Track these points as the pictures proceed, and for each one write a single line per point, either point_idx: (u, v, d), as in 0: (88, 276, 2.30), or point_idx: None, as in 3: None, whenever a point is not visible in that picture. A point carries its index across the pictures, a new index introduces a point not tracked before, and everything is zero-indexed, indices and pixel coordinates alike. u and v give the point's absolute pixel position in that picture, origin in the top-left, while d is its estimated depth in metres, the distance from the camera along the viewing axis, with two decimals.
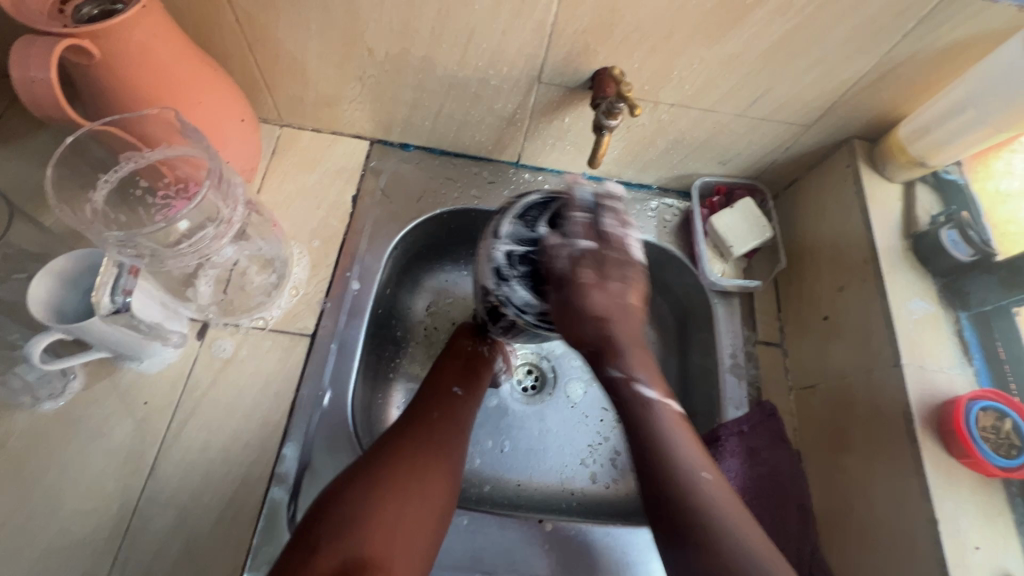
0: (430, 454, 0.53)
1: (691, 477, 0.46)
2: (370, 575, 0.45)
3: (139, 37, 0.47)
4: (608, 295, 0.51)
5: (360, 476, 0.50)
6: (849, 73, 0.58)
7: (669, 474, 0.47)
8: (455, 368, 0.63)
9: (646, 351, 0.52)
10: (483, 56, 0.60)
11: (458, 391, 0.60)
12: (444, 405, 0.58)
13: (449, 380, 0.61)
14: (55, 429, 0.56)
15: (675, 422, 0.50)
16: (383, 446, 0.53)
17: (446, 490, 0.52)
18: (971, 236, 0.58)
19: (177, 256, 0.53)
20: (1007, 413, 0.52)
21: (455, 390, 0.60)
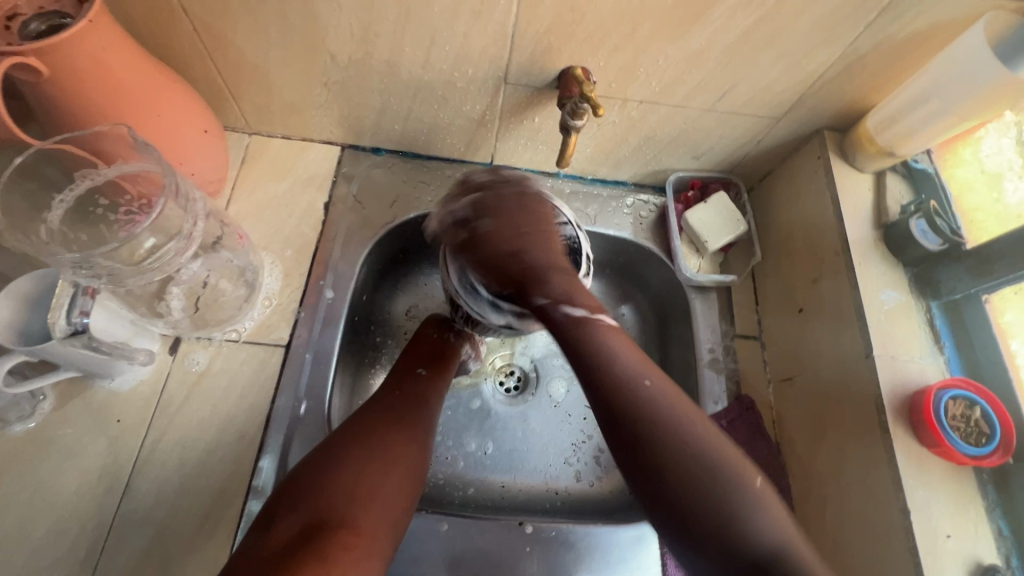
0: (395, 426, 0.54)
1: (630, 381, 0.45)
2: (332, 533, 0.45)
3: (89, 52, 0.47)
4: (536, 246, 0.58)
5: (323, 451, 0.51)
6: (815, 66, 0.57)
7: (603, 372, 0.46)
8: (420, 352, 0.64)
9: (571, 282, 0.54)
10: (447, 59, 0.60)
11: (423, 371, 0.62)
12: (412, 385, 0.59)
13: (414, 362, 0.63)
14: (26, 450, 0.56)
15: (600, 323, 0.49)
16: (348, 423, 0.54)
17: (411, 458, 0.53)
18: (939, 225, 0.59)
19: (138, 274, 0.52)
20: (977, 401, 0.52)
21: (419, 369, 0.62)
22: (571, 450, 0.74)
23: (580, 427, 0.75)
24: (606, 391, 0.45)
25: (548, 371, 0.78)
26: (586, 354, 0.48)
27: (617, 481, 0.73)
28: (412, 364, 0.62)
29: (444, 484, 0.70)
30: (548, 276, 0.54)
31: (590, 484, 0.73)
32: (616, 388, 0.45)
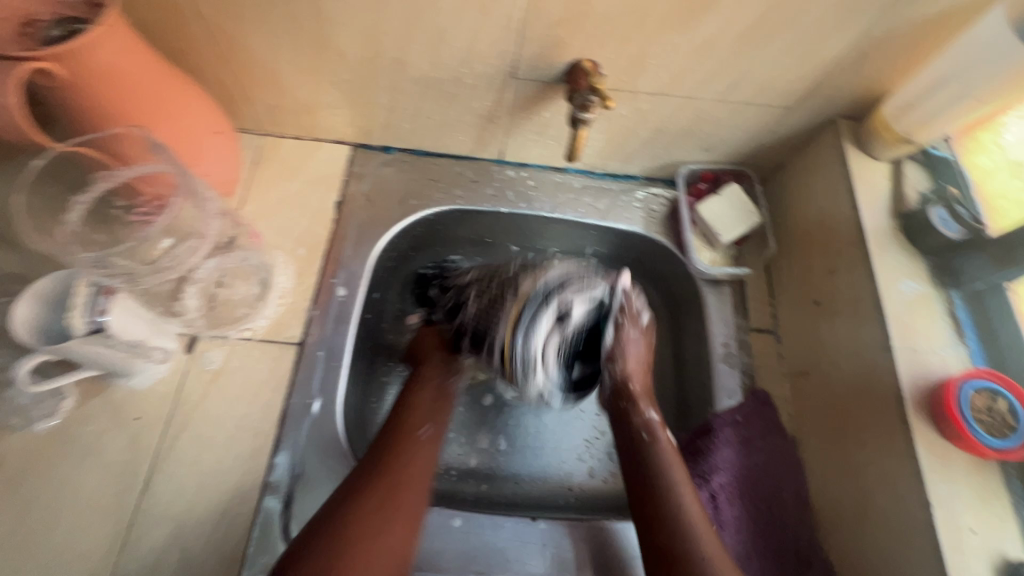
0: (390, 500, 0.50)
1: (674, 494, 0.54)
2: None
3: (106, 56, 0.47)
4: (626, 340, 0.65)
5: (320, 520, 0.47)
6: (830, 53, 0.56)
7: (656, 484, 0.55)
8: (422, 407, 0.60)
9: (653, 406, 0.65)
10: (455, 55, 0.60)
11: (425, 434, 0.57)
12: (413, 450, 0.55)
13: (419, 419, 0.58)
14: (50, 447, 0.57)
15: (670, 451, 0.59)
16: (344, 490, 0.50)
17: (399, 537, 0.49)
18: (960, 213, 0.58)
19: (155, 272, 0.56)
20: (1001, 393, 0.51)
21: (423, 433, 0.57)
22: (585, 446, 0.74)
23: (593, 424, 0.75)
24: (654, 495, 0.54)
25: None
26: (648, 463, 0.58)
27: None
28: (416, 424, 0.57)
29: (456, 481, 0.70)
30: (644, 398, 0.64)
31: (604, 480, 0.72)
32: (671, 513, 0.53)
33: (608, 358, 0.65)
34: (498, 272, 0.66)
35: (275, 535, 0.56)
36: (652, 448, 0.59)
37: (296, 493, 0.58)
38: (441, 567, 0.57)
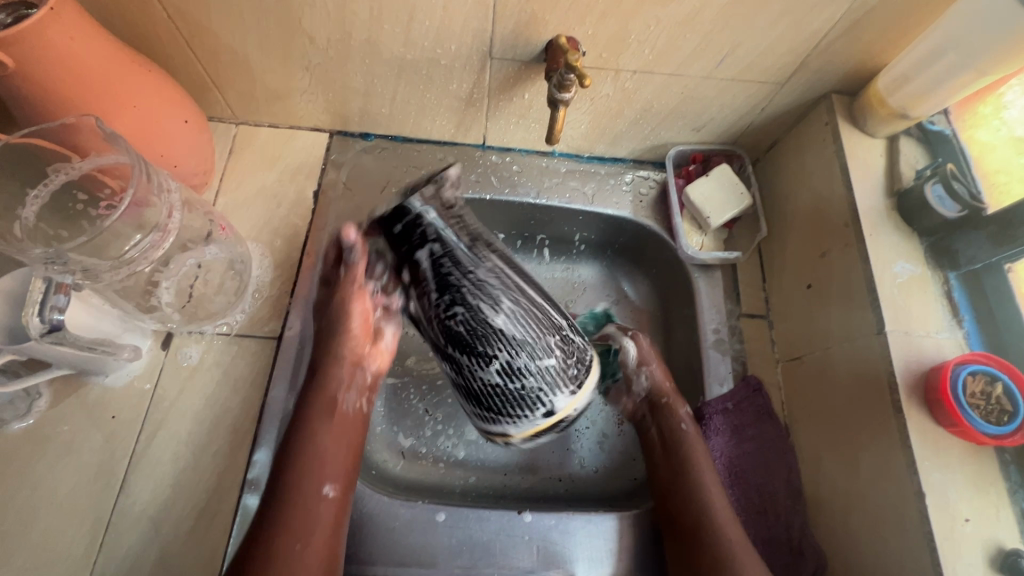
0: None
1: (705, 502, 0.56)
2: None
3: (57, 43, 0.46)
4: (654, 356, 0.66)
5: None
6: (820, 25, 0.53)
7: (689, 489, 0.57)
8: (327, 453, 0.54)
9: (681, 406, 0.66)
10: (428, 34, 0.57)
11: (331, 492, 0.53)
12: (317, 515, 0.51)
13: (324, 473, 0.53)
14: (24, 448, 0.56)
15: (697, 437, 0.61)
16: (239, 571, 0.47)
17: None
18: (957, 190, 0.54)
19: (114, 270, 0.50)
20: (999, 376, 0.49)
21: (330, 489, 0.53)
22: (575, 437, 0.72)
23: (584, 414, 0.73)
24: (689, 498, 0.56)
25: None
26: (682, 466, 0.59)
27: (622, 466, 0.71)
28: (320, 481, 0.53)
29: (444, 474, 0.69)
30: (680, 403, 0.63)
31: (595, 470, 0.71)
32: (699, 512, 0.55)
33: (634, 373, 0.65)
34: (533, 351, 0.50)
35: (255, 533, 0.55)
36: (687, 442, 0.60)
37: None
38: (424, 562, 0.56)
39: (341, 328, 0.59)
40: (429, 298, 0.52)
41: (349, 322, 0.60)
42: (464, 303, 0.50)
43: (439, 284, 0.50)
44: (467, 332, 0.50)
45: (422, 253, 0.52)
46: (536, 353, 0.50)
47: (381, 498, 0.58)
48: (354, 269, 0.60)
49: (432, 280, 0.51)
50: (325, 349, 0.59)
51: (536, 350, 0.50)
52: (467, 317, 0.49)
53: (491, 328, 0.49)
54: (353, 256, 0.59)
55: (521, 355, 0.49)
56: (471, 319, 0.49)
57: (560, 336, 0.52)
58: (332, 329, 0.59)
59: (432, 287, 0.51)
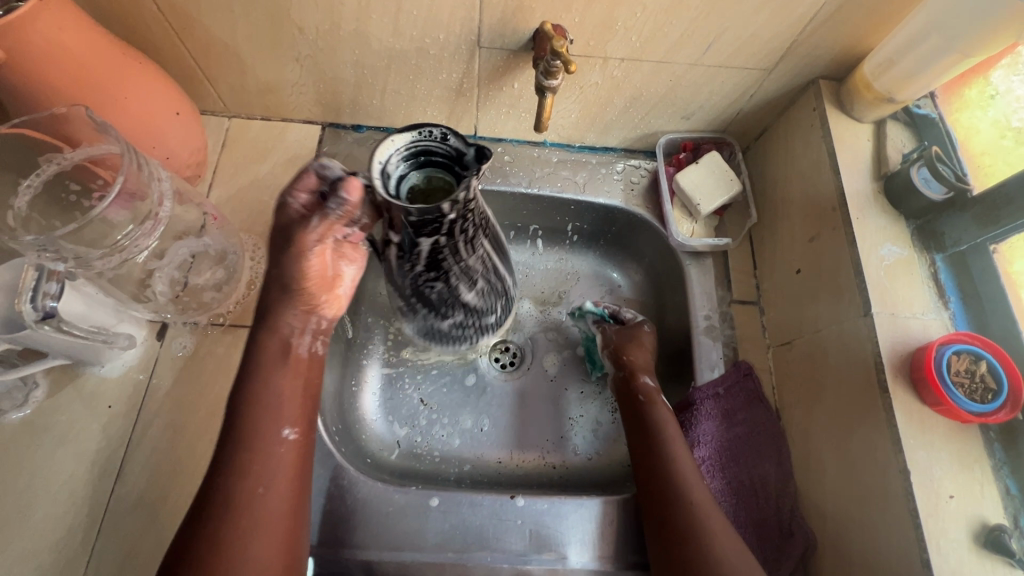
0: (260, 527, 0.45)
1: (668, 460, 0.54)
2: None
3: (46, 33, 0.46)
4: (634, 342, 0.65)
5: (189, 553, 0.43)
6: (804, 10, 0.54)
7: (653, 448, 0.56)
8: (285, 399, 0.50)
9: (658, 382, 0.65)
10: (416, 24, 0.58)
11: (291, 434, 0.49)
12: (276, 462, 0.47)
13: (279, 419, 0.49)
14: (22, 438, 0.56)
15: (658, 402, 0.60)
16: (201, 530, 0.44)
17: (278, 554, 0.45)
18: (943, 171, 0.55)
19: (106, 257, 0.51)
20: (983, 355, 0.49)
21: (290, 433, 0.49)
22: (569, 424, 0.73)
23: (577, 401, 0.74)
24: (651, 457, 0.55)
25: (544, 344, 0.76)
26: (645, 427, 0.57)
27: (616, 453, 0.71)
28: (277, 426, 0.48)
29: (439, 461, 0.69)
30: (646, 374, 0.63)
31: (588, 457, 0.71)
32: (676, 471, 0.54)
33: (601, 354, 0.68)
34: (482, 314, 0.58)
35: None
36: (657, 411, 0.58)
37: None
38: (418, 546, 0.57)
39: (295, 275, 0.51)
40: (409, 264, 0.48)
41: (303, 266, 0.50)
42: (446, 281, 0.51)
43: (429, 266, 0.48)
44: (438, 298, 0.53)
45: (426, 244, 0.44)
46: (484, 314, 0.59)
47: (375, 484, 0.59)
48: (332, 224, 0.49)
49: (424, 260, 0.47)
50: (278, 293, 0.52)
51: (485, 315, 0.59)
52: (443, 291, 0.51)
53: (458, 301, 0.54)
54: (333, 206, 0.48)
55: (471, 316, 0.58)
56: (445, 293, 0.52)
57: (503, 300, 0.61)
58: (287, 272, 0.51)
59: (419, 261, 0.47)
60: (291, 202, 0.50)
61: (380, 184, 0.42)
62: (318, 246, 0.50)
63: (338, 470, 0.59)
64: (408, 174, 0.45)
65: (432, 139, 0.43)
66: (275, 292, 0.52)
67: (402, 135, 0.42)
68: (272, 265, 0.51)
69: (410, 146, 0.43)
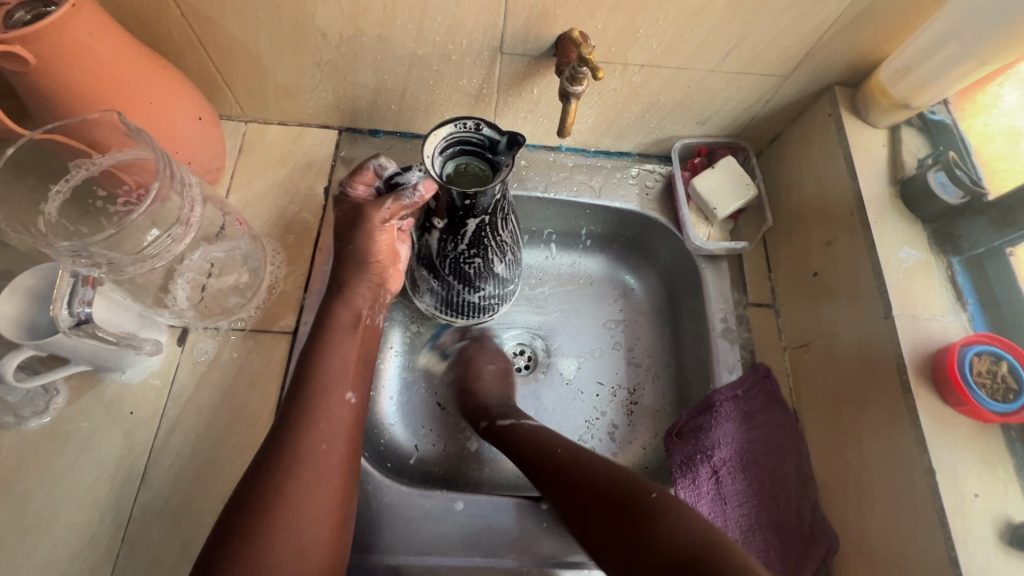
0: (321, 466, 0.48)
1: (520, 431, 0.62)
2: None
3: (75, 38, 0.46)
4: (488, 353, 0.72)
5: (260, 493, 0.46)
6: (823, 17, 0.55)
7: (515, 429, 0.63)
8: (347, 366, 0.54)
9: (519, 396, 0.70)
10: (440, 30, 0.58)
11: (354, 399, 0.53)
12: (341, 421, 0.51)
13: (343, 381, 0.53)
14: (42, 445, 0.56)
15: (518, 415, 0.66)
16: (269, 466, 0.47)
17: (332, 502, 0.48)
18: (959, 176, 0.56)
19: (138, 262, 0.52)
20: (1003, 356, 0.50)
21: (352, 397, 0.53)
22: (586, 427, 0.73)
23: (593, 404, 0.74)
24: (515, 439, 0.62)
25: (559, 347, 0.76)
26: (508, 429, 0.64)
27: (634, 456, 0.71)
28: (342, 388, 0.52)
29: (457, 464, 0.70)
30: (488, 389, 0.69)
31: None
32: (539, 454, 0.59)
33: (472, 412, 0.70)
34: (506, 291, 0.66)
35: None
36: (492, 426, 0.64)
37: None
38: (443, 550, 0.57)
39: (365, 250, 0.57)
40: (453, 243, 0.55)
41: (373, 240, 0.56)
42: (483, 257, 0.57)
43: (473, 241, 0.55)
44: (474, 273, 0.59)
45: (472, 220, 0.52)
46: (507, 287, 0.65)
47: (400, 488, 0.59)
48: (400, 204, 0.54)
49: (468, 236, 0.54)
50: (348, 270, 0.57)
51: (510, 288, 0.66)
52: (480, 265, 0.58)
53: (491, 273, 0.60)
54: (408, 191, 0.54)
55: (499, 289, 0.64)
56: (482, 267, 0.59)
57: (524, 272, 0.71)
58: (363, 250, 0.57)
59: (462, 238, 0.55)
60: (355, 189, 0.59)
61: (429, 169, 0.50)
62: (387, 224, 0.56)
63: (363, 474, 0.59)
64: (447, 164, 0.52)
65: (467, 130, 0.50)
66: (346, 268, 0.57)
67: (442, 130, 0.50)
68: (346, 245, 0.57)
69: (450, 139, 0.50)
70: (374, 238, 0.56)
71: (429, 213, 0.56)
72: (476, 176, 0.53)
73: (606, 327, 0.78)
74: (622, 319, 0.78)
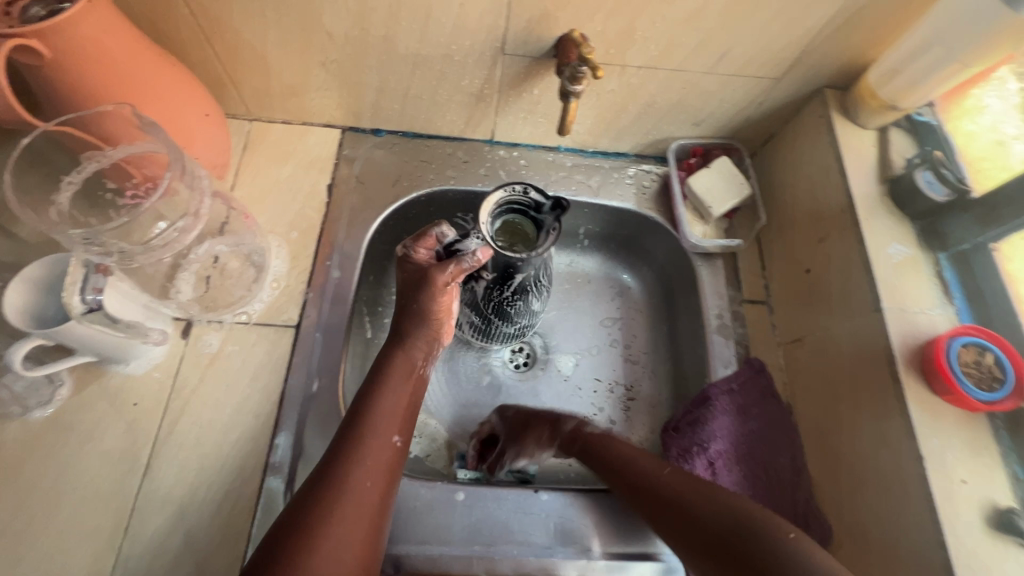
0: (360, 501, 0.47)
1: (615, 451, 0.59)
2: None
3: (89, 33, 0.47)
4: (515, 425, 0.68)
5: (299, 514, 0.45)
6: (813, 21, 0.57)
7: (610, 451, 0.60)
8: (397, 410, 0.54)
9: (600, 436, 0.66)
10: (444, 31, 0.60)
11: (400, 442, 0.53)
12: (385, 461, 0.50)
13: (394, 424, 0.53)
14: (47, 435, 0.56)
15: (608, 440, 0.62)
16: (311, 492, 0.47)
17: (362, 543, 0.46)
18: (944, 174, 0.59)
19: (148, 253, 0.53)
20: (989, 347, 0.52)
21: (400, 441, 0.53)
22: None
23: (591, 400, 0.75)
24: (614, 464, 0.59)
25: (558, 345, 0.77)
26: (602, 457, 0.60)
27: None
28: (390, 431, 0.52)
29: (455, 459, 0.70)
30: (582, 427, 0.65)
31: None
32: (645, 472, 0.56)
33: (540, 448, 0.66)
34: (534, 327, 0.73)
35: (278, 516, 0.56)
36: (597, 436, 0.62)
37: (298, 473, 0.58)
38: (445, 539, 0.57)
39: (425, 306, 0.58)
40: (498, 290, 0.62)
41: (436, 300, 0.58)
42: (525, 299, 0.64)
43: (517, 290, 0.62)
44: (515, 313, 0.66)
45: (519, 275, 0.60)
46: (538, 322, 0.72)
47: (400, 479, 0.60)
48: (458, 272, 0.58)
49: (515, 286, 0.61)
50: (411, 321, 0.58)
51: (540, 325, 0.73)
52: (521, 307, 0.65)
53: (529, 311, 0.67)
54: (467, 258, 0.57)
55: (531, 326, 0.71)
56: (522, 308, 0.65)
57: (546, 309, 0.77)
58: (428, 305, 0.58)
59: (508, 287, 0.62)
60: (417, 253, 0.60)
61: (485, 236, 0.56)
62: (450, 288, 0.59)
63: None
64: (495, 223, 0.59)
65: (516, 194, 0.58)
66: (408, 319, 0.58)
67: (493, 195, 0.58)
68: (409, 300, 0.58)
69: (501, 202, 0.58)
70: (437, 298, 0.58)
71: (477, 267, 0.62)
72: (519, 231, 0.60)
73: (604, 325, 0.79)
74: (618, 317, 0.80)
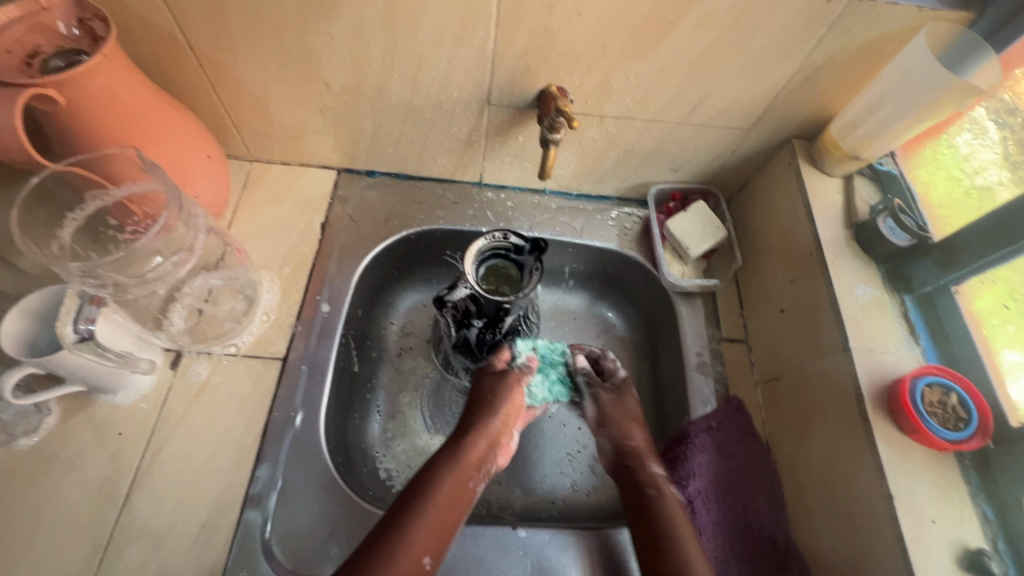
0: None
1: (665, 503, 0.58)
2: None
3: (102, 82, 0.51)
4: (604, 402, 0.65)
5: None
6: (777, 77, 0.61)
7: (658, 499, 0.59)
8: (439, 522, 0.52)
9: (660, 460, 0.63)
10: (433, 83, 0.64)
11: (429, 564, 0.50)
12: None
13: (427, 543, 0.50)
14: (29, 465, 0.57)
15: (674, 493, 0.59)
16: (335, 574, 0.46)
17: None
18: (906, 222, 0.61)
19: (141, 284, 0.57)
20: (953, 387, 0.54)
21: (428, 560, 0.50)
22: (566, 460, 0.74)
23: (575, 437, 0.75)
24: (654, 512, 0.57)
25: None
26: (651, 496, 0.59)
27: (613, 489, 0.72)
28: (423, 547, 0.50)
29: None
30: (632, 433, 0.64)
31: (586, 493, 0.72)
32: (677, 555, 0.53)
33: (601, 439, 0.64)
34: None
35: (254, 548, 0.56)
36: (660, 502, 0.58)
37: (278, 506, 0.59)
38: None
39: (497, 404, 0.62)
40: (491, 333, 0.65)
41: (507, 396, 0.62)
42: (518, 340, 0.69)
43: (508, 330, 0.65)
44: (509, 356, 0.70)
45: (509, 317, 0.63)
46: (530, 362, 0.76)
47: (372, 511, 0.60)
48: (525, 376, 0.65)
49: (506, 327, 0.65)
50: (480, 415, 0.60)
51: None
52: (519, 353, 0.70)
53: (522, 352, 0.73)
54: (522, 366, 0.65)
55: None
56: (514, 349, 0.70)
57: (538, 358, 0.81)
58: (498, 398, 0.62)
59: (500, 330, 0.65)
60: (496, 364, 0.65)
61: (473, 283, 0.59)
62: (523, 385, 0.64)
63: (344, 499, 0.60)
64: (478, 270, 0.62)
65: (497, 241, 0.62)
66: (479, 412, 0.61)
67: (475, 244, 0.61)
68: (482, 393, 0.63)
69: (480, 250, 0.61)
70: (516, 393, 0.62)
71: (461, 320, 0.65)
72: (502, 274, 0.64)
73: None
74: None
